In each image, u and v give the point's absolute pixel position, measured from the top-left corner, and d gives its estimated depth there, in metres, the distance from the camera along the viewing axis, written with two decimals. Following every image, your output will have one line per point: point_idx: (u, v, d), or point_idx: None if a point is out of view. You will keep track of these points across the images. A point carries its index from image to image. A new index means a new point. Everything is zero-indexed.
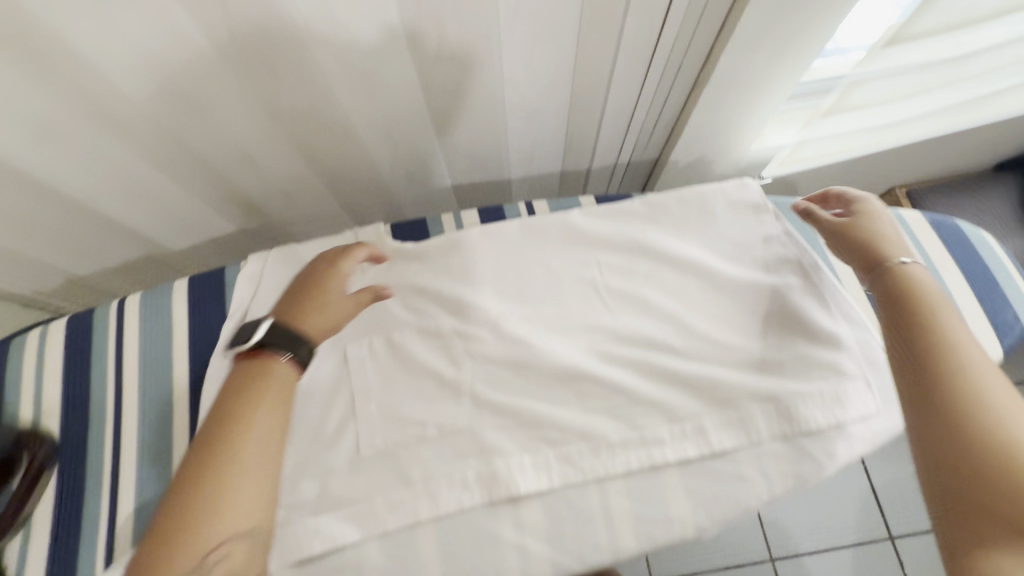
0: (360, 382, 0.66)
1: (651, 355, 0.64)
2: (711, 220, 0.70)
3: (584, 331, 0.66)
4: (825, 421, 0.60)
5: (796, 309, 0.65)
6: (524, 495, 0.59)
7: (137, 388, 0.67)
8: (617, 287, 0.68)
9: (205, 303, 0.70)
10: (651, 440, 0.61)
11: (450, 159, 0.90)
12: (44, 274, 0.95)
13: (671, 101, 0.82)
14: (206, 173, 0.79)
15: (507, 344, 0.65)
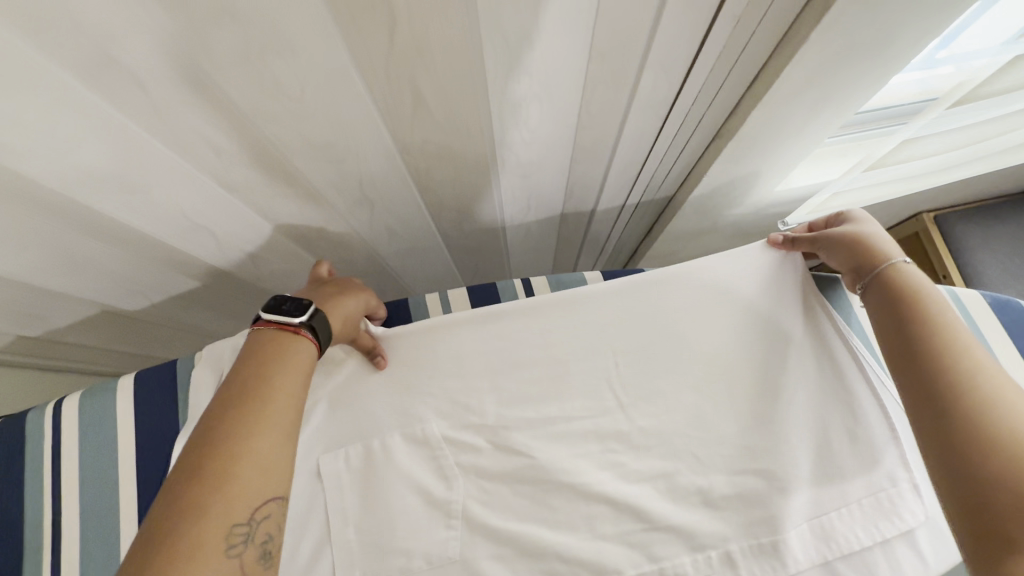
0: (336, 503, 0.56)
1: (672, 468, 0.55)
2: (740, 292, 0.60)
3: (594, 438, 0.57)
4: (868, 539, 0.52)
5: (829, 404, 0.56)
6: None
7: (80, 510, 0.58)
8: (633, 383, 0.58)
9: (154, 407, 0.61)
10: (672, 574, 0.53)
11: (436, 212, 0.79)
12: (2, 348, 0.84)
13: (689, 148, 0.71)
14: (156, 248, 0.68)
15: (505, 455, 0.56)
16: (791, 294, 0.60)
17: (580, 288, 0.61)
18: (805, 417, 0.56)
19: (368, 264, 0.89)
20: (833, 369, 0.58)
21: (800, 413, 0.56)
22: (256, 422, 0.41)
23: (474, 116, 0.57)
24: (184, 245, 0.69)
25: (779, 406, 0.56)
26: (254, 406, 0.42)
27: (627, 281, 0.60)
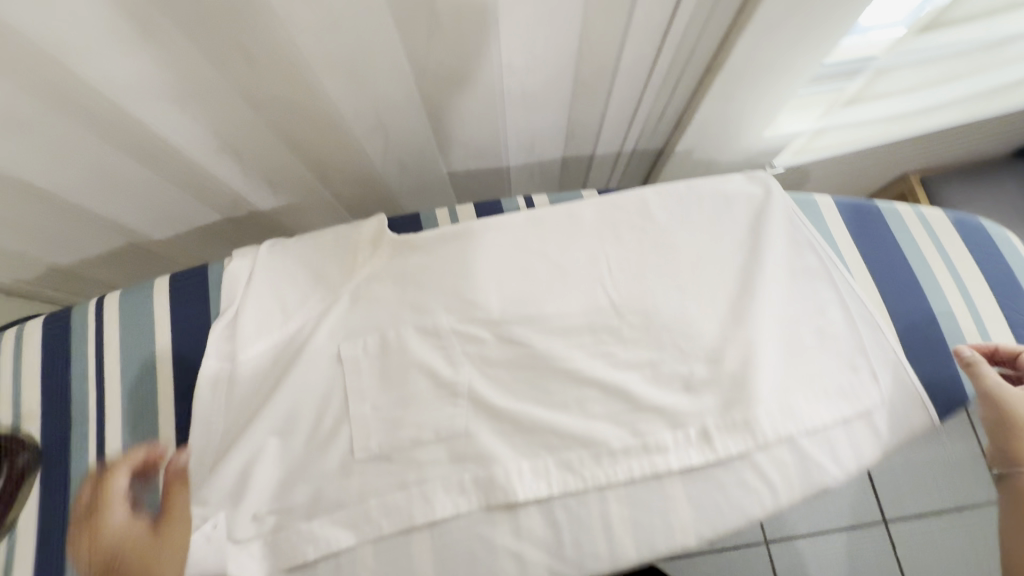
0: (355, 383, 0.62)
1: (656, 357, 0.62)
2: (722, 206, 0.67)
3: (587, 332, 0.63)
4: (831, 417, 0.59)
5: (798, 301, 0.63)
6: (525, 501, 0.57)
7: (119, 389, 0.64)
8: (624, 284, 0.65)
9: (189, 302, 0.67)
10: (654, 447, 0.58)
11: (445, 147, 0.85)
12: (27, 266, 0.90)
13: (682, 84, 0.77)
14: (187, 167, 0.75)
15: (508, 345, 0.63)
16: (769, 209, 0.66)
17: (579, 204, 0.68)
18: (778, 312, 0.62)
19: (379, 202, 0.96)
20: (805, 273, 0.64)
21: (774, 309, 0.62)
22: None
23: (484, 39, 0.63)
24: (213, 164, 0.75)
25: (756, 300, 0.62)
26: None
27: (622, 196, 0.68)
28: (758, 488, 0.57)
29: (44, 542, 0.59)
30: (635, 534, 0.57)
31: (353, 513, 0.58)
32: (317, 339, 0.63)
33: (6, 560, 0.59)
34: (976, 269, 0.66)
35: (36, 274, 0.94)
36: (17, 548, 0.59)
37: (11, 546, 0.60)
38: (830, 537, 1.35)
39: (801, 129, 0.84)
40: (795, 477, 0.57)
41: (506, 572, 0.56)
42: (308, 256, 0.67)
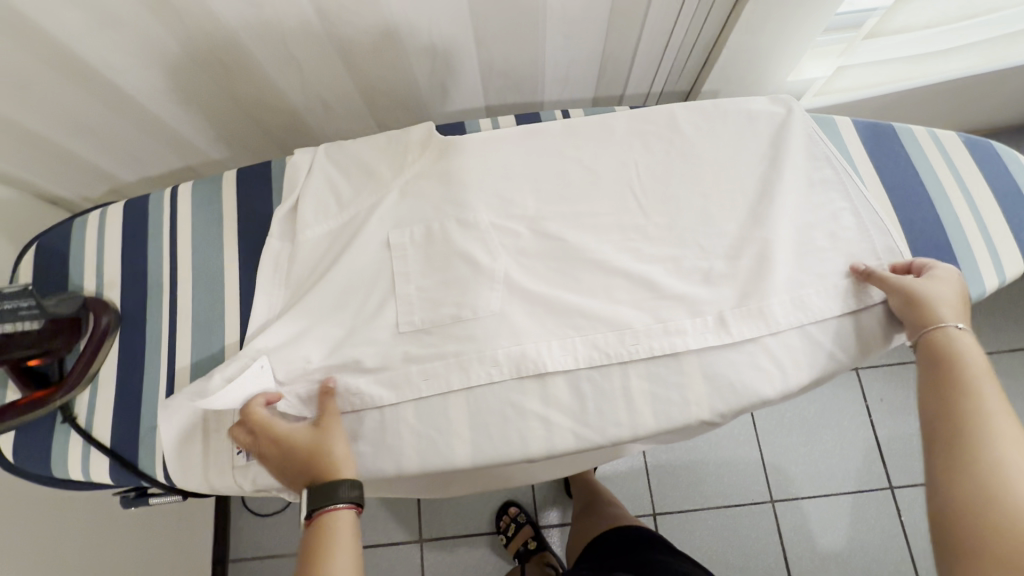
0: (402, 267, 0.69)
1: (679, 253, 0.67)
2: (745, 123, 0.72)
3: (615, 230, 0.69)
4: (841, 309, 0.63)
5: (812, 208, 0.68)
6: (554, 371, 0.63)
7: (191, 264, 0.71)
8: (651, 188, 0.70)
9: (254, 192, 0.74)
10: (675, 327, 0.64)
11: (486, 76, 0.91)
12: (91, 178, 1.02)
13: (712, 18, 0.82)
14: (251, 76, 0.84)
15: (543, 238, 0.69)
16: (789, 128, 0.71)
17: (612, 115, 0.74)
18: (793, 218, 0.67)
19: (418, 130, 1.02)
20: (822, 185, 0.69)
21: (791, 213, 0.67)
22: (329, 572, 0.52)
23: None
24: (277, 74, 0.84)
25: (772, 205, 0.67)
26: (323, 456, 0.58)
27: (653, 109, 0.74)
28: (767, 367, 0.62)
29: (122, 390, 0.67)
30: (653, 406, 0.62)
31: (397, 375, 0.64)
32: (369, 226, 0.70)
33: (89, 404, 0.66)
34: (987, 191, 0.70)
35: (97, 189, 1.06)
36: (98, 395, 0.67)
37: (93, 393, 0.67)
38: (835, 499, 1.38)
39: (818, 77, 0.91)
40: (800, 361, 0.62)
41: (534, 434, 0.62)
42: (363, 155, 0.74)
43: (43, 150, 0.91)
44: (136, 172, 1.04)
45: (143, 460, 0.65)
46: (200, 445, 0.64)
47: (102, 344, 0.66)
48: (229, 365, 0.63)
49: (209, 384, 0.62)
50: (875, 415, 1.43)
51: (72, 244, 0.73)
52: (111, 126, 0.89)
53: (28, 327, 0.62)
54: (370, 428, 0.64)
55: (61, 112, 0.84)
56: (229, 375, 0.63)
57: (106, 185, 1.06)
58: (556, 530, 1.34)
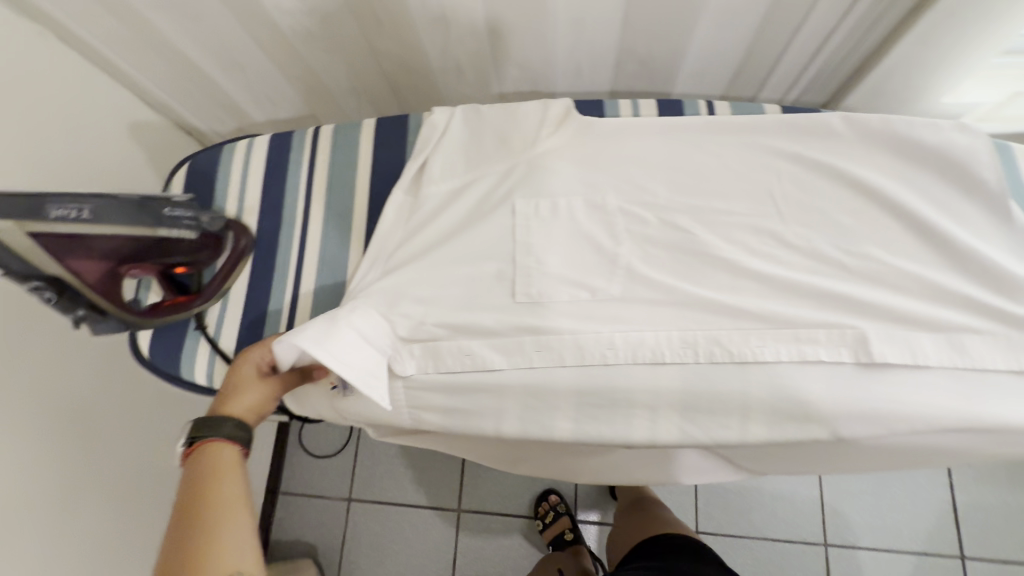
0: (524, 238, 0.68)
1: (817, 267, 0.64)
2: (913, 146, 0.66)
3: (750, 233, 0.66)
4: (1000, 363, 0.59)
5: (986, 251, 0.63)
6: (670, 362, 0.61)
7: (325, 203, 0.75)
8: (794, 197, 0.67)
9: (391, 143, 0.77)
10: (806, 338, 0.60)
11: (621, 59, 0.89)
12: (222, 112, 1.09)
13: (882, 22, 0.77)
14: (398, 31, 0.86)
15: (672, 229, 0.67)
16: (972, 163, 0.64)
17: (758, 116, 0.70)
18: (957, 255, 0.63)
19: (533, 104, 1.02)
20: (987, 231, 0.64)
21: (949, 253, 0.64)
22: (205, 521, 0.51)
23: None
24: (423, 31, 0.85)
25: (939, 239, 0.64)
26: (236, 393, 0.62)
27: (808, 116, 0.68)
28: (902, 402, 0.58)
29: (250, 310, 0.71)
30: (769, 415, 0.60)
31: (508, 340, 0.64)
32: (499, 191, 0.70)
33: (218, 317, 0.71)
34: None
35: (225, 125, 1.13)
36: (227, 310, 0.71)
37: (223, 307, 0.71)
38: (897, 555, 1.29)
39: (983, 102, 0.85)
40: (951, 402, 0.58)
41: (639, 423, 0.61)
42: (497, 120, 0.74)
43: (193, 76, 0.98)
44: (265, 114, 1.10)
45: None
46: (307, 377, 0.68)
47: (238, 263, 0.71)
48: (358, 314, 0.63)
49: (334, 331, 0.61)
50: (958, 478, 1.32)
51: (219, 167, 0.77)
52: (258, 65, 0.95)
53: (181, 236, 0.61)
54: (471, 388, 0.64)
55: (220, 45, 0.90)
56: (356, 324, 0.62)
57: (234, 122, 1.12)
58: (594, 528, 1.31)
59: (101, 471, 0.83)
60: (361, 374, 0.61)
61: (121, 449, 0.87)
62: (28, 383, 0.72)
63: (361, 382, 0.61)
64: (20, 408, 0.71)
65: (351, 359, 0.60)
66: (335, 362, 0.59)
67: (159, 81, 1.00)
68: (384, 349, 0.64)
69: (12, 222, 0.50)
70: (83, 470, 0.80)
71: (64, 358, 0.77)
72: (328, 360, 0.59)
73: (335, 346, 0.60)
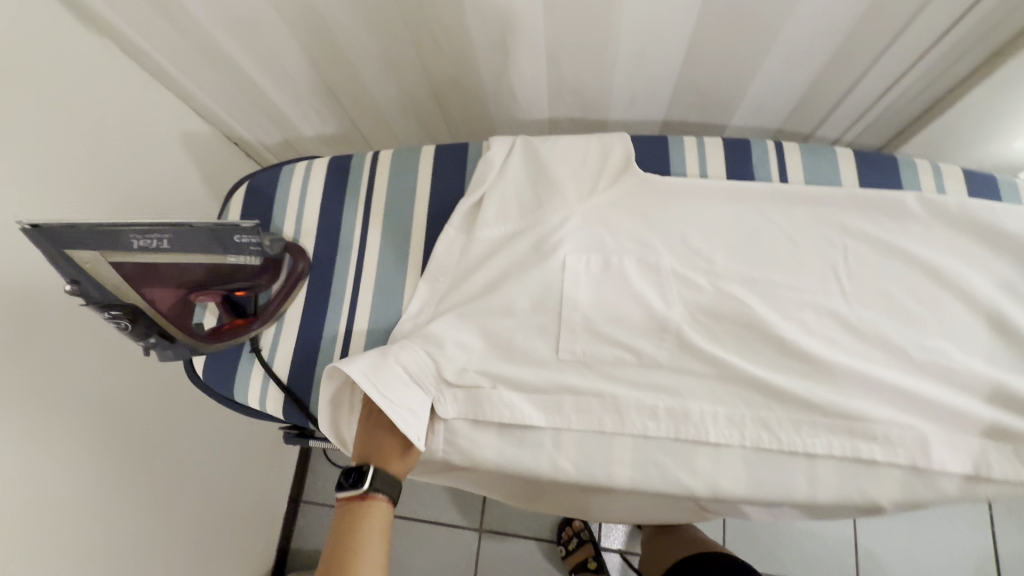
0: (572, 297, 0.67)
1: (881, 355, 0.61)
2: (995, 236, 0.63)
3: (809, 310, 0.63)
4: None
5: None
6: (712, 444, 0.60)
7: (382, 230, 0.75)
8: (859, 277, 0.64)
9: (449, 170, 0.76)
10: (861, 434, 0.58)
11: (679, 91, 0.88)
12: (271, 125, 1.09)
13: (962, 63, 0.74)
14: (457, 57, 0.86)
15: (724, 298, 0.65)
16: None
17: (828, 188, 0.67)
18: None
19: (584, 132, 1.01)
20: None
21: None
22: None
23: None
24: (482, 57, 0.85)
25: (1012, 337, 0.60)
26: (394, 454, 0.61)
27: (882, 194, 0.65)
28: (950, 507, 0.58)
29: (304, 337, 0.71)
30: (845, 479, 0.58)
31: (548, 399, 0.64)
32: (557, 234, 0.70)
33: (273, 341, 0.71)
34: None
35: (272, 138, 1.14)
36: (281, 335, 0.71)
37: (277, 332, 0.71)
38: None
39: None
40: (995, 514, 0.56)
41: (698, 483, 0.59)
42: (555, 163, 0.73)
43: (251, 93, 1.00)
44: (313, 130, 1.10)
45: (313, 403, 0.68)
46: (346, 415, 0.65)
47: (294, 286, 0.71)
48: (406, 351, 0.64)
49: (384, 369, 0.61)
50: (999, 527, 1.27)
51: (277, 189, 0.78)
52: (314, 83, 0.96)
53: (245, 262, 0.61)
54: (520, 443, 0.63)
55: (278, 63, 0.91)
56: (405, 363, 0.63)
57: (281, 135, 1.13)
58: (617, 556, 1.27)
59: (115, 484, 0.82)
60: (408, 413, 0.60)
61: (138, 462, 0.85)
62: (42, 394, 0.71)
63: (407, 423, 0.60)
64: (28, 420, 0.70)
65: (397, 398, 0.60)
66: (383, 399, 0.60)
67: (214, 95, 1.01)
68: (429, 386, 0.64)
69: (98, 253, 0.52)
70: (108, 474, 0.81)
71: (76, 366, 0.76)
72: (378, 398, 0.59)
73: (383, 384, 0.60)
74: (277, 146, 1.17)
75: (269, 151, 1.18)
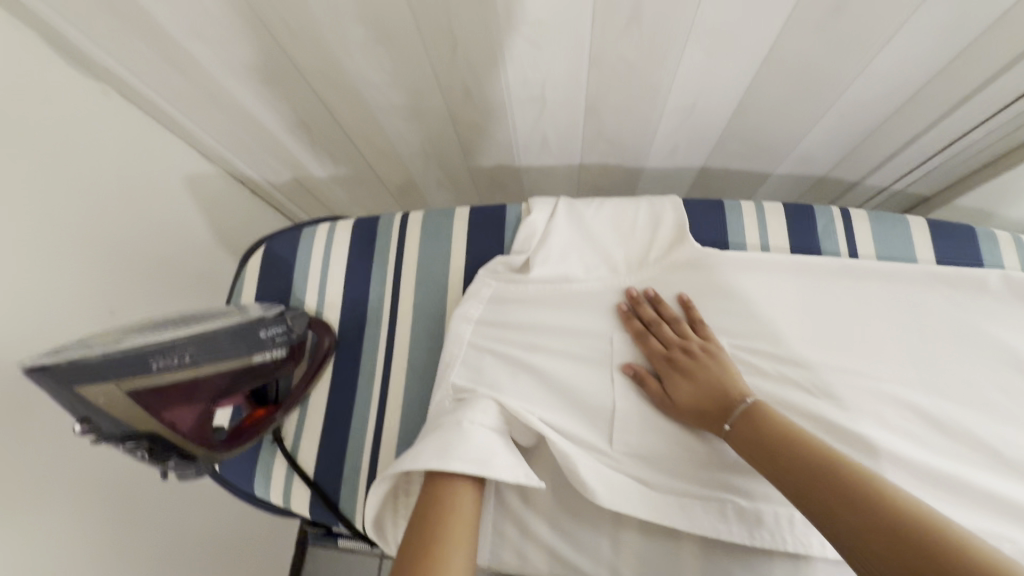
0: (623, 379, 0.62)
1: (969, 454, 0.56)
2: None
3: (889, 402, 0.58)
4: None
5: None
6: (788, 552, 0.55)
7: (413, 303, 0.69)
8: (940, 364, 0.59)
9: (485, 236, 0.70)
10: None
11: (723, 142, 0.83)
12: (281, 166, 1.03)
13: (1015, 135, 0.71)
14: (488, 107, 0.80)
15: (792, 386, 0.59)
16: None
17: (901, 264, 0.63)
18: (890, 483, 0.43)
19: (616, 178, 0.96)
20: None
21: None
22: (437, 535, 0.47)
23: (876, 37, 0.60)
24: (515, 107, 0.79)
25: None
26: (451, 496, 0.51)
27: (961, 271, 0.62)
28: None
29: (331, 424, 0.64)
30: None
31: None
32: (604, 312, 0.65)
33: (298, 428, 0.65)
34: None
35: (282, 178, 1.07)
36: (306, 422, 0.65)
37: (302, 418, 0.65)
38: None
39: None
40: None
41: None
42: (601, 232, 0.67)
43: (262, 137, 0.93)
44: (326, 171, 1.04)
45: (345, 502, 0.61)
46: (392, 507, 0.57)
47: (319, 366, 0.65)
48: (470, 408, 0.56)
49: (454, 434, 0.53)
50: None
51: (298, 254, 0.72)
52: (331, 127, 0.89)
53: (269, 358, 0.55)
54: (576, 549, 0.58)
55: (293, 108, 0.85)
56: (478, 420, 0.55)
57: (290, 175, 1.06)
58: None
59: None
60: (503, 458, 0.52)
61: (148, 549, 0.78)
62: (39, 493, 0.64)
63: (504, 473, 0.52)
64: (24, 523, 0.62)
65: (484, 452, 0.52)
66: (470, 463, 0.51)
67: (223, 139, 0.94)
68: (505, 428, 0.58)
69: (114, 383, 0.43)
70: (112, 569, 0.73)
71: (78, 455, 0.68)
72: (462, 464, 0.50)
73: (463, 450, 0.51)
74: (287, 186, 1.10)
75: (277, 189, 1.11)
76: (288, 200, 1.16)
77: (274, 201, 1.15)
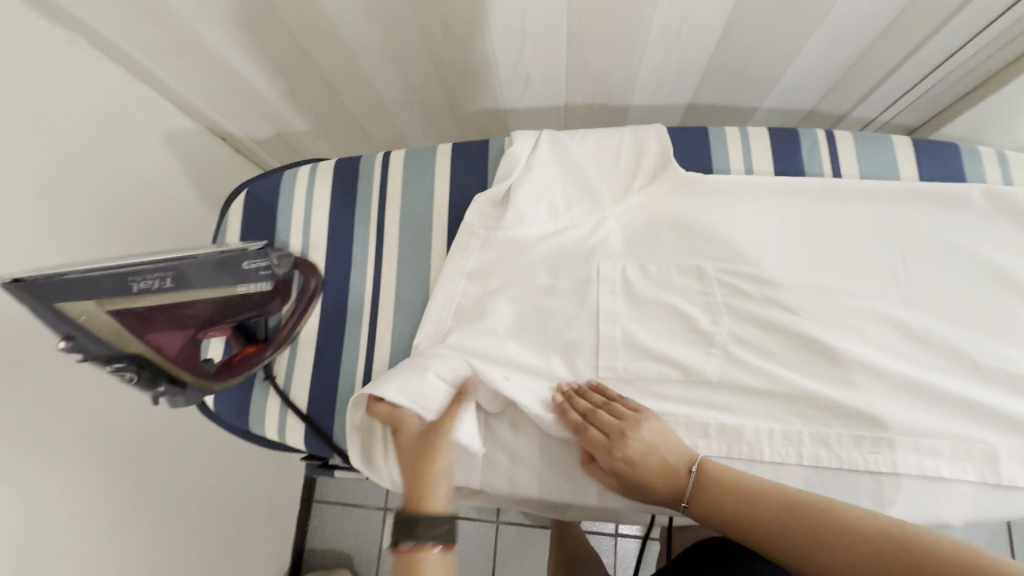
0: (608, 306, 0.62)
1: (944, 365, 0.57)
2: None
3: (868, 318, 0.59)
4: None
5: None
6: (767, 462, 0.56)
7: (397, 242, 0.69)
8: (920, 279, 0.60)
9: (468, 173, 0.70)
10: (927, 449, 0.55)
11: (710, 73, 0.81)
12: (261, 121, 1.00)
13: (1006, 51, 0.69)
14: (469, 46, 0.78)
15: (771, 307, 0.60)
16: None
17: (884, 182, 0.62)
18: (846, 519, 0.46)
19: (602, 118, 0.94)
20: None
21: None
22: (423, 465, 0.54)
23: None
24: (496, 43, 0.77)
25: None
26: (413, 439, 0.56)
27: (946, 188, 0.61)
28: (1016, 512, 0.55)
29: (321, 361, 0.65)
30: (914, 497, 0.55)
31: None
32: (588, 243, 0.65)
33: (289, 367, 0.66)
34: None
35: (263, 134, 1.05)
36: (297, 361, 0.65)
37: (292, 358, 0.66)
38: None
39: None
40: None
41: None
42: (584, 163, 0.67)
43: (239, 89, 0.91)
44: (307, 124, 1.02)
45: (337, 433, 0.62)
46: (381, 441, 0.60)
47: (306, 307, 0.65)
48: (439, 360, 0.58)
49: (416, 378, 0.56)
50: None
51: (280, 198, 0.71)
52: (308, 74, 0.87)
53: (254, 291, 0.56)
54: (563, 468, 0.60)
55: (267, 55, 0.82)
56: (442, 374, 0.57)
57: (272, 130, 1.04)
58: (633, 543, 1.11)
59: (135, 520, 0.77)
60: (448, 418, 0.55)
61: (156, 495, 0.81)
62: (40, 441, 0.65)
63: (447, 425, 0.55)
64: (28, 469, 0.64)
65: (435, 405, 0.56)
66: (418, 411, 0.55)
67: (199, 91, 0.92)
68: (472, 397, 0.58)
69: (92, 301, 0.45)
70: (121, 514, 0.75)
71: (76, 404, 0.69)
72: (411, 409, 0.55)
73: (417, 395, 0.56)
74: (269, 142, 1.09)
75: (259, 145, 1.09)
76: (271, 156, 1.14)
77: (257, 157, 1.13)
